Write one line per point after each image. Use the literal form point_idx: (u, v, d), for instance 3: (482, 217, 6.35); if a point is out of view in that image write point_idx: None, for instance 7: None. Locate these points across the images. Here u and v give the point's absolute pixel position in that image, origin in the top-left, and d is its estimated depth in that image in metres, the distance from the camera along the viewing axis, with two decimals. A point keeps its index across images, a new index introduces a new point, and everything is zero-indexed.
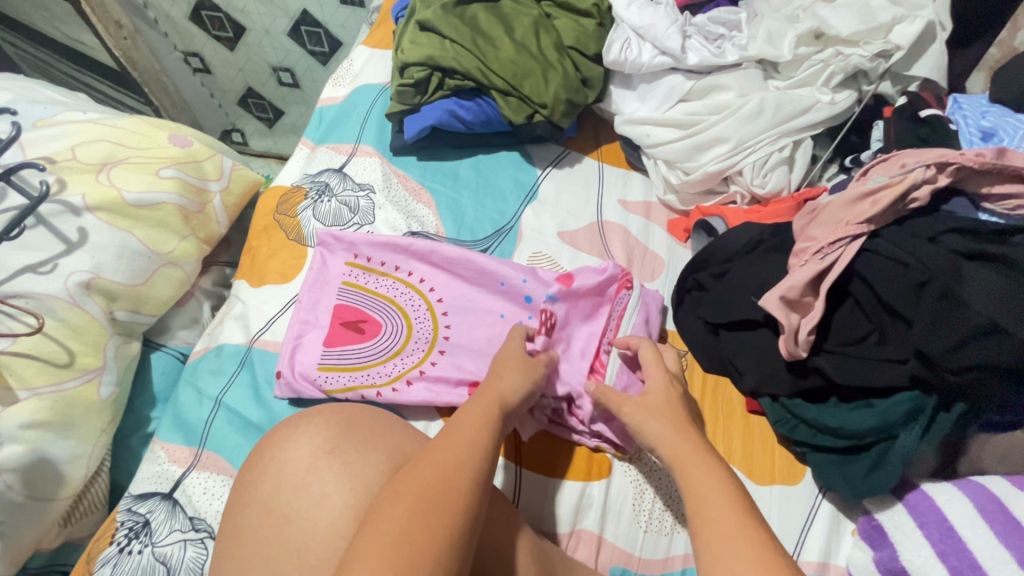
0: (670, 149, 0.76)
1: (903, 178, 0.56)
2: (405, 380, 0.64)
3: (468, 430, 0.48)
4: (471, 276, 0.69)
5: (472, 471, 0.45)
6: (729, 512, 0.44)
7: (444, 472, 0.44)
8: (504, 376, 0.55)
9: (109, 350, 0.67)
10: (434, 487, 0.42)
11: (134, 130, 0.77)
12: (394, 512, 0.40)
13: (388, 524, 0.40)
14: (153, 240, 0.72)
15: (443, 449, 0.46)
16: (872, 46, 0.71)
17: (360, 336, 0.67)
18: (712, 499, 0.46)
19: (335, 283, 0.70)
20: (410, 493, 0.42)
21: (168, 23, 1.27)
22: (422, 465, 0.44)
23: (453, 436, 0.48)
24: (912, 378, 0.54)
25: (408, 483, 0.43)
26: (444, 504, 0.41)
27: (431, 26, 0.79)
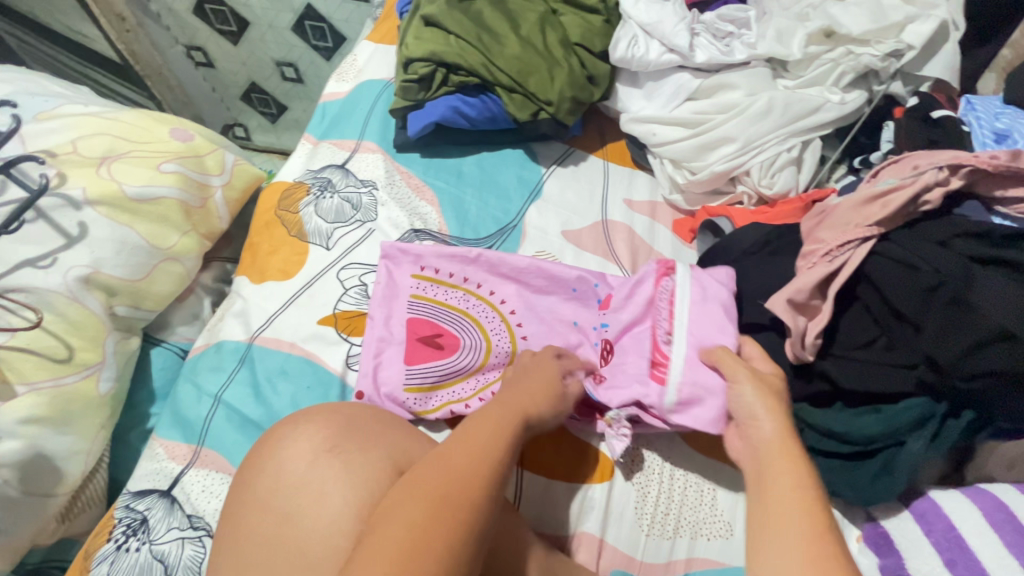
0: (676, 148, 0.75)
1: (915, 180, 0.55)
2: (490, 393, 0.63)
3: (480, 432, 0.48)
4: (540, 285, 0.68)
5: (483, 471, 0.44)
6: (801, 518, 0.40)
7: (454, 473, 0.43)
8: (528, 382, 0.55)
9: (108, 346, 0.66)
10: (443, 489, 0.42)
11: (135, 124, 0.76)
12: (400, 515, 0.40)
13: (394, 527, 0.39)
14: (153, 235, 0.71)
15: (454, 451, 0.45)
16: (885, 45, 0.70)
17: (416, 352, 0.65)
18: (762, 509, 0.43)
19: (404, 297, 0.68)
20: (418, 495, 0.41)
21: (171, 16, 1.26)
22: (431, 467, 0.44)
23: (464, 437, 0.47)
24: (919, 384, 0.54)
25: (417, 485, 0.42)
26: (450, 506, 0.41)
27: (437, 21, 0.78)
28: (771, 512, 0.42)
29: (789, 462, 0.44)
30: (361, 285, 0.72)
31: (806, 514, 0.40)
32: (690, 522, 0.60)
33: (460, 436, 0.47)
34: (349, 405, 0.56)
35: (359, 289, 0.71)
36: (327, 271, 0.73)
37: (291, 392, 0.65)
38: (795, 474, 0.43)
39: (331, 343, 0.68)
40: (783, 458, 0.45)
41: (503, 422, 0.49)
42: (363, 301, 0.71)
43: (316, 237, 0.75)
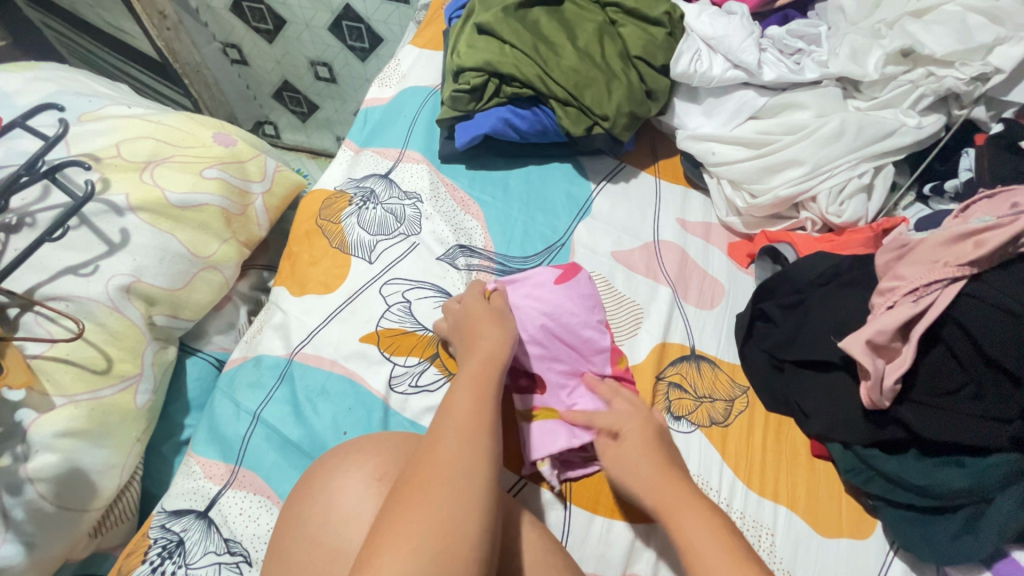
0: (737, 169, 0.72)
1: (1015, 219, 0.50)
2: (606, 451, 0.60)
3: (474, 393, 0.49)
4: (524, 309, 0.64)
5: (485, 431, 0.45)
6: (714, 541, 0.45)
7: (459, 432, 0.44)
8: (487, 336, 0.57)
9: (147, 356, 0.65)
10: (457, 447, 0.42)
11: (179, 127, 0.75)
12: (424, 488, 0.39)
13: (422, 488, 0.39)
14: (193, 243, 0.69)
15: (459, 413, 0.46)
16: (971, 67, 0.64)
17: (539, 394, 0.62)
18: (694, 531, 0.47)
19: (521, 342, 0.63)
20: (433, 471, 0.40)
21: (210, 13, 1.26)
22: (436, 440, 0.43)
23: (461, 402, 0.47)
24: (1011, 440, 0.50)
25: (438, 452, 0.42)
26: (465, 471, 0.41)
27: (491, 29, 0.74)
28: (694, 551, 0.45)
29: (687, 503, 0.49)
30: (404, 302, 0.69)
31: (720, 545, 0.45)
32: None
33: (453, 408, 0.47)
34: (394, 434, 0.52)
35: (402, 306, 0.68)
36: (371, 285, 0.70)
37: (332, 413, 0.62)
38: (704, 520, 0.47)
39: (373, 362, 0.65)
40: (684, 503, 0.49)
41: (483, 382, 0.51)
42: (406, 319, 0.68)
43: (358, 249, 0.73)
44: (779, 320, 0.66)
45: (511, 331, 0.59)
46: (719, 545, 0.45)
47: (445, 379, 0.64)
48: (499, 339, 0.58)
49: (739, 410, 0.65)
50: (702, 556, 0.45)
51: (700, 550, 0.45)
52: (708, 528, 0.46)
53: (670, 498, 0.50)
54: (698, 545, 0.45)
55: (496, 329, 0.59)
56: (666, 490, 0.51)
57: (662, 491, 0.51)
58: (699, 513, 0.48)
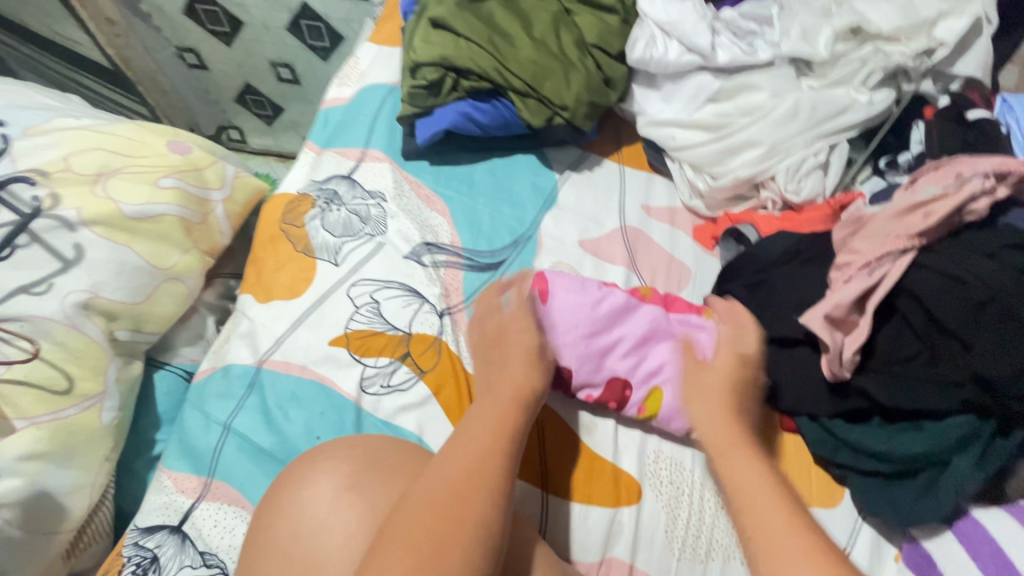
0: (697, 153, 0.73)
1: (959, 189, 0.52)
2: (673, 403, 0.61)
3: (496, 419, 0.49)
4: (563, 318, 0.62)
5: (498, 484, 0.44)
6: (771, 499, 0.45)
7: (476, 485, 0.43)
8: (520, 353, 0.56)
9: (109, 374, 0.63)
10: (473, 502, 0.42)
11: (130, 137, 0.73)
12: (430, 519, 0.40)
13: (430, 543, 0.39)
14: (153, 254, 0.68)
15: (479, 460, 0.45)
16: (916, 43, 0.67)
17: (629, 398, 0.61)
18: (749, 482, 0.47)
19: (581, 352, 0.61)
20: (443, 503, 0.41)
21: (162, 17, 1.21)
22: (455, 469, 0.44)
23: (486, 446, 0.47)
24: (965, 403, 0.51)
25: (454, 500, 0.42)
26: (474, 505, 0.42)
27: (445, 23, 0.74)
28: (743, 502, 0.46)
29: (750, 457, 0.49)
30: (372, 303, 0.68)
31: (772, 497, 0.45)
32: (722, 545, 0.58)
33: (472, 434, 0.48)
34: (365, 437, 0.52)
35: (370, 306, 0.68)
36: (338, 288, 0.69)
37: (303, 419, 0.62)
38: (760, 472, 0.47)
39: (343, 365, 0.65)
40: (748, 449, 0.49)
41: (511, 412, 0.50)
42: (375, 320, 0.67)
43: (323, 251, 0.72)
44: (744, 299, 0.65)
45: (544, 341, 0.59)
46: (773, 501, 0.44)
47: (417, 377, 0.64)
48: (532, 375, 0.55)
49: None
50: (757, 510, 0.44)
51: (753, 504, 0.45)
52: (758, 480, 0.46)
53: (726, 442, 0.51)
54: (757, 504, 0.45)
55: (533, 361, 0.56)
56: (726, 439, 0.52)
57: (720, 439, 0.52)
58: (756, 465, 0.48)
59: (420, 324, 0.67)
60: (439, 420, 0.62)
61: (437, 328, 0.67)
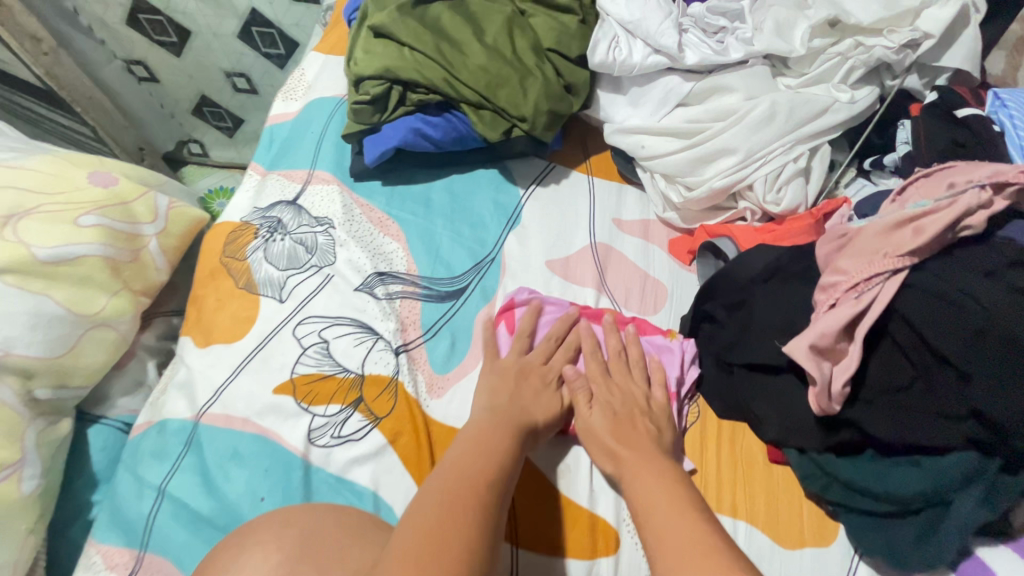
0: (669, 162, 0.67)
1: (953, 202, 0.47)
2: None
3: (489, 436, 0.50)
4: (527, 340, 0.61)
5: (495, 490, 0.45)
6: (674, 513, 0.44)
7: (472, 496, 0.43)
8: (518, 386, 0.56)
9: (28, 439, 0.57)
10: (476, 504, 0.42)
11: (47, 171, 0.66)
12: (429, 526, 0.39)
13: (435, 537, 0.39)
14: (76, 301, 0.62)
15: (474, 469, 0.46)
16: (900, 34, 0.62)
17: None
18: (652, 496, 0.46)
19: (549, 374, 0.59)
20: (445, 510, 0.41)
21: (104, 29, 1.10)
22: (452, 478, 0.44)
23: (479, 458, 0.47)
24: (967, 439, 0.46)
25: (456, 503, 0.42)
26: (469, 513, 0.41)
27: (387, 32, 0.68)
28: (647, 512, 0.45)
29: (646, 468, 0.49)
30: (321, 342, 0.62)
31: (678, 513, 0.44)
32: None
33: (466, 449, 0.48)
34: (309, 510, 0.47)
35: (319, 347, 0.62)
36: (283, 327, 0.63)
37: (246, 478, 0.56)
38: (656, 481, 0.48)
39: (290, 415, 0.59)
40: (642, 467, 0.49)
41: (505, 429, 0.51)
42: (324, 361, 0.61)
43: (267, 287, 0.66)
44: (723, 320, 0.62)
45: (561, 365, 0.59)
46: (680, 518, 0.44)
47: (371, 425, 0.58)
48: (531, 397, 0.55)
49: (689, 423, 0.62)
50: (661, 524, 0.44)
51: (656, 514, 0.45)
52: (661, 493, 0.46)
53: (628, 457, 0.51)
54: (657, 515, 0.45)
55: (550, 392, 0.57)
56: (627, 453, 0.51)
57: (620, 454, 0.51)
58: (657, 478, 0.48)
59: (373, 363, 0.61)
60: (395, 473, 0.56)
61: (393, 368, 0.61)
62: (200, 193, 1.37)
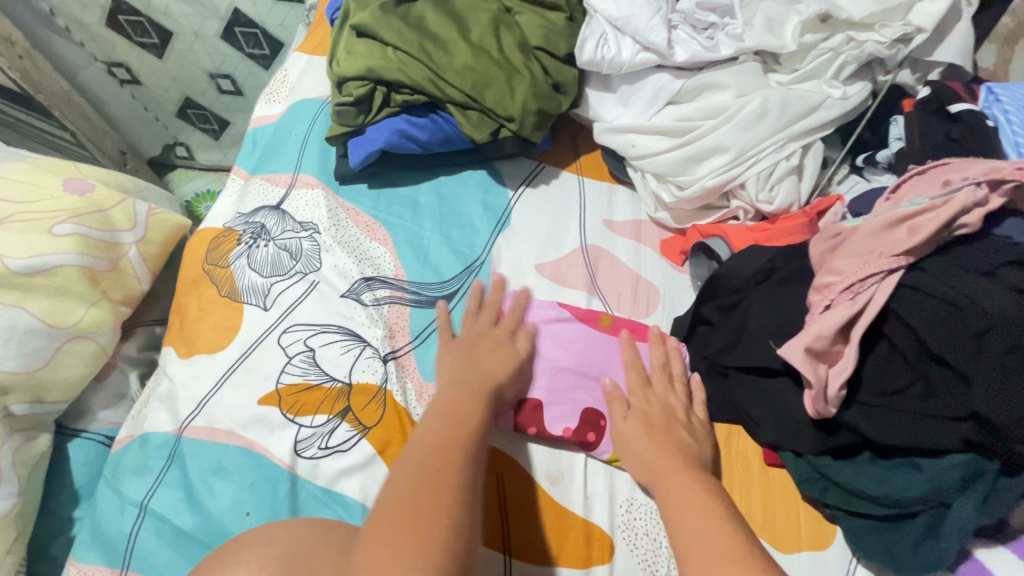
0: (660, 162, 0.66)
1: (948, 199, 0.46)
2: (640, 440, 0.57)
3: (457, 402, 0.50)
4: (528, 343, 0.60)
5: (467, 451, 0.45)
6: (706, 522, 0.44)
7: (448, 458, 0.43)
8: (483, 356, 0.56)
9: (4, 456, 0.55)
10: (454, 467, 0.43)
11: (20, 179, 0.64)
12: (410, 496, 0.40)
13: (416, 504, 0.39)
14: (53, 313, 0.60)
15: (445, 435, 0.46)
16: (891, 29, 0.61)
17: (605, 431, 0.57)
18: (685, 504, 0.46)
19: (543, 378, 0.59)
20: (423, 477, 0.41)
21: (83, 31, 1.07)
22: (427, 447, 0.44)
23: (452, 423, 0.48)
24: (965, 441, 0.46)
25: (435, 467, 0.43)
26: (447, 477, 0.42)
27: (369, 31, 0.66)
28: (679, 520, 0.45)
29: (680, 475, 0.49)
30: (306, 351, 0.61)
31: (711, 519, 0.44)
32: None
33: (436, 417, 0.48)
34: (293, 528, 0.46)
35: (304, 356, 0.60)
36: (267, 336, 0.62)
37: (230, 493, 0.54)
38: (688, 488, 0.47)
39: (275, 427, 0.57)
40: (672, 475, 0.49)
41: (473, 393, 0.51)
42: (310, 370, 0.60)
43: (251, 294, 0.65)
44: (718, 323, 0.61)
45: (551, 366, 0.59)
46: (712, 526, 0.43)
47: (359, 436, 0.57)
48: (499, 364, 0.56)
49: None
50: (693, 533, 0.43)
51: (687, 520, 0.45)
52: (693, 499, 0.46)
53: (660, 463, 0.51)
54: (688, 524, 0.44)
55: (505, 351, 0.57)
56: (656, 461, 0.51)
57: (651, 461, 0.51)
58: (688, 484, 0.48)
59: (361, 371, 0.60)
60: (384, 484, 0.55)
61: (381, 376, 0.60)
62: (185, 198, 1.33)
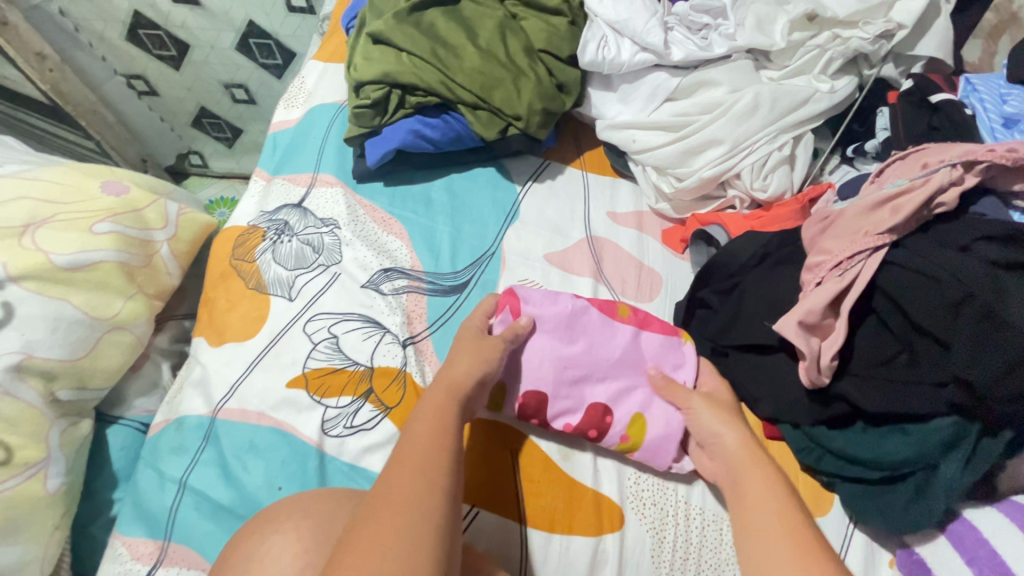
0: (659, 155, 0.69)
1: (927, 180, 0.50)
2: (645, 435, 0.58)
3: (431, 413, 0.49)
4: (541, 333, 0.61)
5: (443, 464, 0.44)
6: (777, 516, 0.46)
7: (417, 475, 0.42)
8: (457, 362, 0.55)
9: (52, 439, 0.59)
10: (420, 484, 0.42)
11: (60, 182, 0.69)
12: (376, 518, 0.39)
13: (379, 528, 0.38)
14: (93, 305, 0.64)
15: (416, 451, 0.45)
16: (874, 26, 0.65)
17: (609, 427, 0.58)
18: (759, 497, 0.48)
19: (551, 369, 0.59)
20: (387, 499, 0.40)
21: (104, 46, 1.12)
22: (394, 466, 0.44)
23: (412, 441, 0.46)
24: (950, 405, 0.48)
25: (383, 494, 0.41)
26: (414, 495, 0.41)
27: (385, 38, 0.71)
28: (751, 509, 0.48)
29: (759, 468, 0.51)
30: (331, 337, 0.65)
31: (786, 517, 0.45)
32: (713, 565, 0.56)
33: (411, 431, 0.47)
34: (327, 496, 0.49)
35: (329, 342, 0.64)
36: (294, 324, 0.66)
37: (263, 469, 0.58)
38: (766, 480, 0.49)
39: (304, 408, 0.61)
40: (750, 463, 0.51)
41: (448, 403, 0.51)
42: (334, 355, 0.64)
43: (277, 287, 0.69)
44: (716, 306, 0.64)
45: (557, 355, 0.60)
46: (782, 521, 0.45)
47: (382, 415, 0.60)
48: (470, 364, 0.54)
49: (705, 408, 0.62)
50: (766, 527, 0.45)
51: (758, 513, 0.47)
52: (770, 490, 0.48)
53: (738, 451, 0.53)
54: (760, 515, 0.47)
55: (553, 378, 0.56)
56: (735, 454, 0.53)
57: (733, 450, 0.53)
58: (766, 475, 0.50)
59: (382, 356, 0.64)
60: None
61: (401, 360, 0.64)
62: (203, 203, 1.41)
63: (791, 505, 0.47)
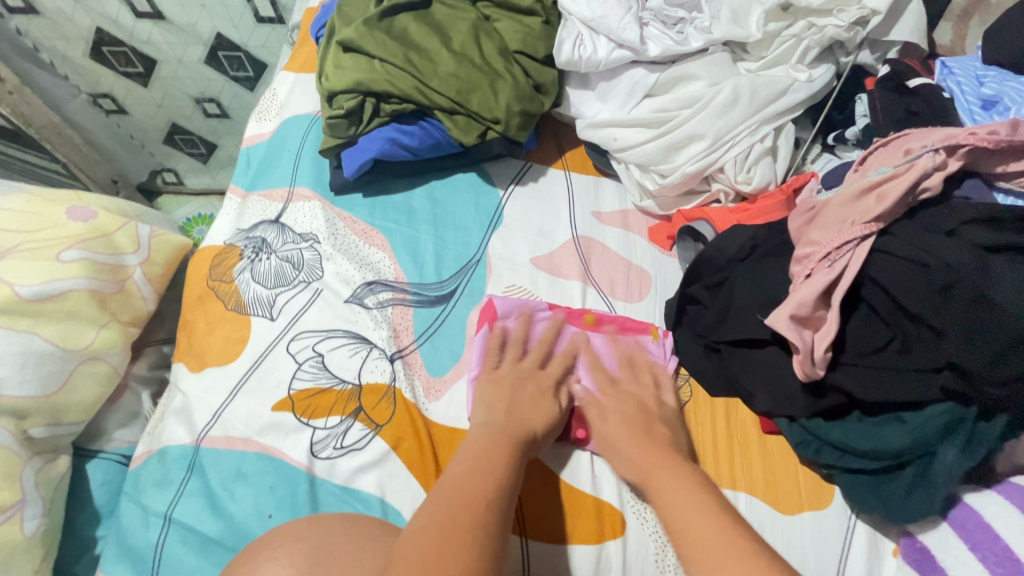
0: (641, 152, 0.69)
1: (910, 166, 0.50)
2: None
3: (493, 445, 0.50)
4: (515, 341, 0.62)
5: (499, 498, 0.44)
6: (702, 517, 0.45)
7: (478, 508, 0.42)
8: (523, 400, 0.56)
9: (27, 479, 0.56)
10: (479, 515, 0.42)
11: (23, 211, 0.66)
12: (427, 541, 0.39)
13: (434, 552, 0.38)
14: (64, 336, 0.61)
15: (477, 480, 0.45)
16: (848, 13, 0.65)
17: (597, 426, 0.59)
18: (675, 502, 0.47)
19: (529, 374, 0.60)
20: (443, 522, 0.40)
21: (66, 64, 1.09)
22: (451, 489, 0.44)
23: (465, 470, 0.46)
24: (943, 390, 0.48)
25: (440, 517, 0.41)
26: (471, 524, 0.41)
27: (356, 45, 0.69)
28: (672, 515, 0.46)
29: (669, 470, 0.50)
30: (315, 356, 0.63)
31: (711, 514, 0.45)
32: None
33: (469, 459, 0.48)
34: (318, 523, 0.48)
35: (314, 361, 0.63)
36: (276, 345, 0.64)
37: (252, 498, 0.56)
38: (681, 483, 0.49)
39: (291, 431, 0.59)
40: (660, 466, 0.51)
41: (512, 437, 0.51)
42: (320, 374, 0.62)
43: (257, 306, 0.66)
44: (707, 302, 0.63)
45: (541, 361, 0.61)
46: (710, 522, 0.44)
47: (372, 433, 0.58)
48: (535, 407, 0.55)
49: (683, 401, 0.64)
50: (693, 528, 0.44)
51: (682, 514, 0.46)
52: (685, 491, 0.48)
53: (650, 456, 0.52)
54: (684, 518, 0.45)
55: (546, 400, 0.57)
56: (645, 461, 0.52)
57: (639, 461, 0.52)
58: (680, 479, 0.49)
59: (370, 373, 0.62)
60: (400, 478, 0.56)
61: (389, 376, 0.62)
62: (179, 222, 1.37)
63: (710, 500, 0.47)
